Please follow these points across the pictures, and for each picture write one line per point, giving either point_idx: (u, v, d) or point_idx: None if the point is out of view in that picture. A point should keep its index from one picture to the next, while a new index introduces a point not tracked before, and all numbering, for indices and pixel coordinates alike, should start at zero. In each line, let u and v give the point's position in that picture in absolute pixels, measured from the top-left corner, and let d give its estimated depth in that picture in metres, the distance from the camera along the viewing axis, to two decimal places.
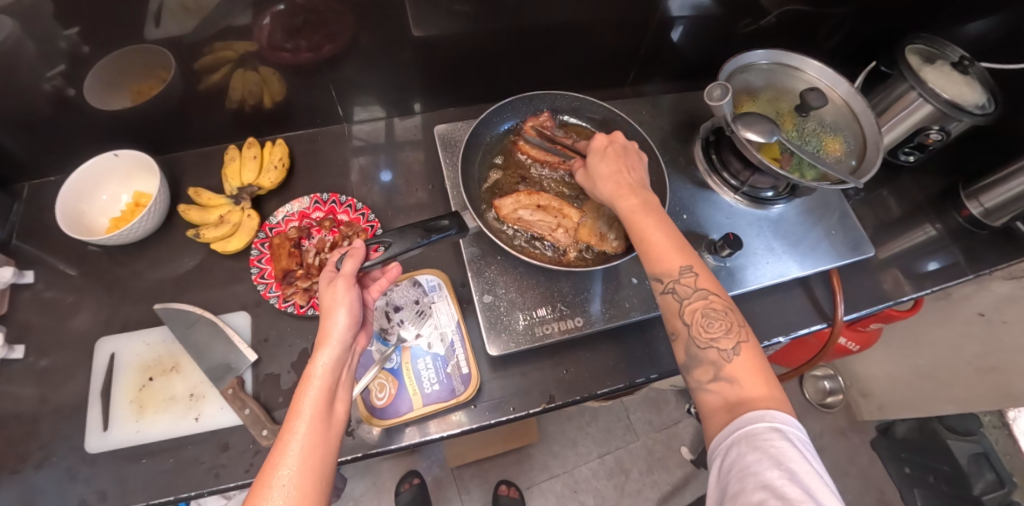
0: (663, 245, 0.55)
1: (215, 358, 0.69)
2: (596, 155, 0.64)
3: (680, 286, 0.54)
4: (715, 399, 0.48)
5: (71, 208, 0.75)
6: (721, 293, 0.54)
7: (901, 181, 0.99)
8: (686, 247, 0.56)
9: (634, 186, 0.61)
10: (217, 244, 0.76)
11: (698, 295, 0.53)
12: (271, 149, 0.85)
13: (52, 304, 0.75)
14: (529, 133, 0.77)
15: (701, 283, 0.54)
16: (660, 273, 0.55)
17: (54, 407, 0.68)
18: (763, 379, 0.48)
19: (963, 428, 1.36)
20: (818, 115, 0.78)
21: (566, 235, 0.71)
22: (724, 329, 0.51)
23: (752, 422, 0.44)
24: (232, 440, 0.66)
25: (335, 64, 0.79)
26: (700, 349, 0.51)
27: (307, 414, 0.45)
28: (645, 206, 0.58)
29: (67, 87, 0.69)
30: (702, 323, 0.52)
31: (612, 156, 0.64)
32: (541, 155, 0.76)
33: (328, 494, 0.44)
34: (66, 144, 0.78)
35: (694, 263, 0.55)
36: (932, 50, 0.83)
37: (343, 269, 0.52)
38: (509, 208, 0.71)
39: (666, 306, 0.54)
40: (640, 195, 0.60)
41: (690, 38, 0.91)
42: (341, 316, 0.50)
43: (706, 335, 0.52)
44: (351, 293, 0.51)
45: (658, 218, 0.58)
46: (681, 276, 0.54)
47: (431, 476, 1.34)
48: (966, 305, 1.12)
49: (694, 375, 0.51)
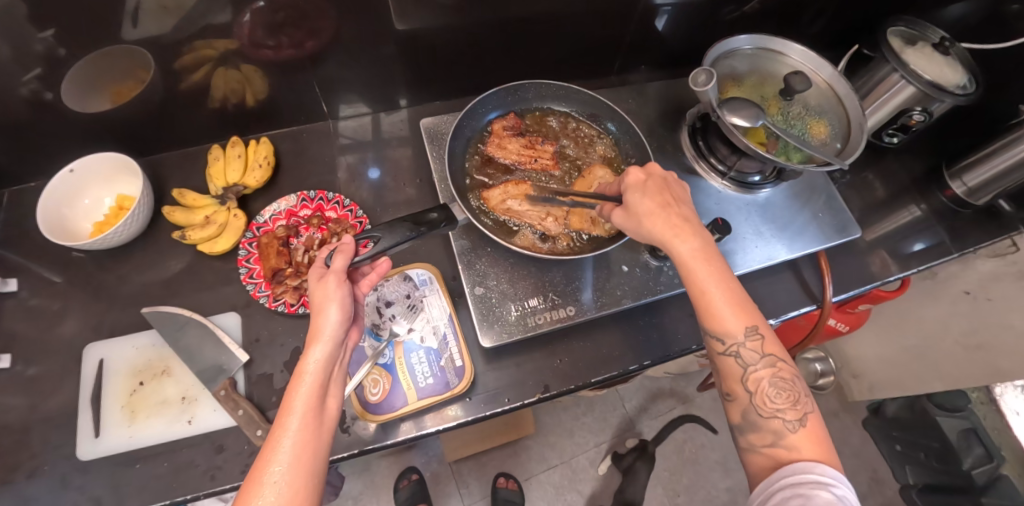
0: (726, 304, 0.53)
1: (207, 360, 0.68)
2: (635, 191, 0.58)
3: (744, 350, 0.52)
4: (766, 461, 0.49)
5: (54, 213, 0.74)
6: (786, 358, 0.53)
7: (887, 163, 1.00)
8: (748, 306, 0.54)
9: (691, 223, 0.56)
10: (204, 245, 0.75)
11: (763, 361, 0.52)
12: (255, 148, 0.84)
13: (37, 312, 0.74)
14: (501, 133, 0.77)
15: (768, 348, 0.52)
16: (722, 334, 0.53)
17: (44, 416, 0.67)
18: (821, 447, 0.48)
19: (952, 404, 1.35)
20: (803, 99, 0.78)
21: (556, 223, 0.70)
22: (790, 401, 0.51)
23: (800, 472, 0.46)
24: (227, 442, 0.66)
25: (319, 61, 0.78)
26: (761, 418, 0.50)
27: (299, 410, 0.45)
28: (705, 251, 0.55)
29: (44, 91, 0.67)
30: (766, 391, 0.51)
31: (654, 190, 0.58)
32: (514, 155, 0.75)
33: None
34: (44, 148, 0.76)
35: (758, 324, 0.53)
36: (913, 32, 0.85)
37: (333, 265, 0.51)
38: (497, 199, 0.71)
39: (726, 369, 0.53)
40: (698, 236, 0.56)
41: (676, 26, 0.91)
42: (332, 312, 0.49)
43: (769, 405, 0.51)
44: (343, 289, 0.50)
45: (718, 267, 0.54)
46: (745, 340, 0.52)
47: (429, 471, 1.34)
48: (953, 283, 1.14)
49: (750, 438, 0.51)
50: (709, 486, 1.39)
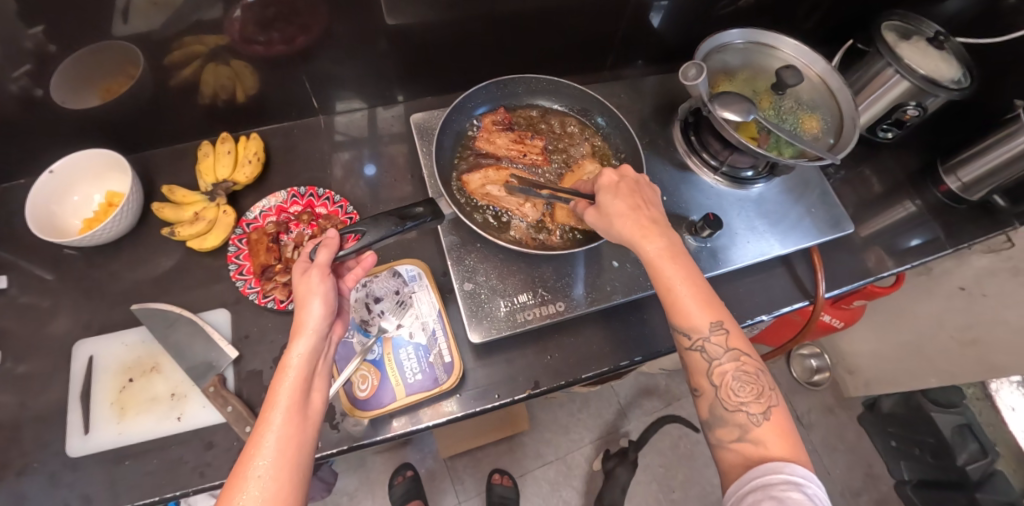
0: (691, 300, 0.53)
1: (196, 357, 0.68)
2: (608, 193, 0.60)
3: (709, 345, 0.52)
4: (735, 457, 0.49)
5: (43, 210, 0.74)
6: (751, 352, 0.53)
7: (882, 158, 1.00)
8: (713, 302, 0.54)
9: (659, 224, 0.57)
10: (193, 241, 0.75)
11: (728, 356, 0.52)
12: (246, 144, 0.83)
13: (27, 309, 0.74)
14: (490, 127, 0.76)
15: (732, 342, 0.52)
16: (688, 329, 0.53)
17: (34, 413, 0.67)
18: (789, 443, 0.48)
19: (947, 400, 1.37)
20: (795, 93, 0.78)
21: (534, 209, 0.70)
22: (754, 394, 0.51)
23: (770, 473, 0.45)
24: (216, 439, 0.66)
25: (309, 57, 0.77)
26: (727, 411, 0.51)
27: (283, 405, 0.44)
28: (670, 250, 0.55)
29: (33, 88, 0.67)
30: (731, 385, 0.52)
31: (626, 192, 0.59)
32: (502, 150, 0.75)
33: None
34: (33, 145, 0.76)
35: (724, 319, 0.53)
36: (908, 26, 0.84)
37: (317, 259, 0.51)
38: (477, 184, 0.71)
39: (692, 364, 0.53)
40: (664, 235, 0.56)
41: (670, 21, 0.90)
42: (315, 306, 0.49)
43: (734, 398, 0.51)
44: (327, 283, 0.50)
45: (684, 265, 0.55)
46: (710, 334, 0.52)
47: (424, 468, 1.34)
48: (948, 279, 1.14)
49: (716, 433, 0.51)
50: (704, 483, 1.39)
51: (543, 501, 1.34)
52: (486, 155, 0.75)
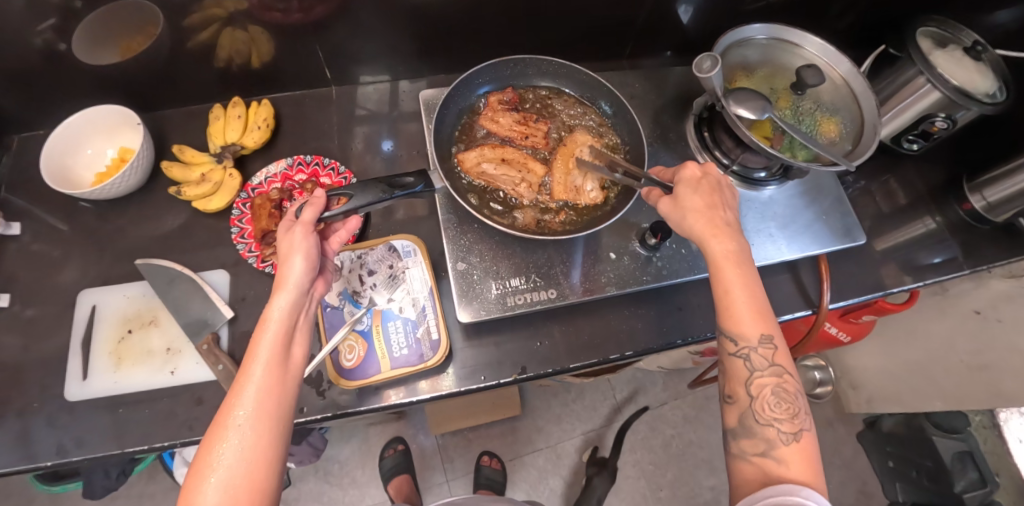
0: (745, 308, 0.52)
1: (192, 314, 0.69)
2: (688, 186, 0.58)
3: (754, 355, 0.51)
4: (752, 471, 0.48)
5: (57, 162, 0.76)
6: (794, 372, 0.52)
7: (904, 171, 0.96)
8: (767, 314, 0.52)
9: (731, 227, 0.55)
10: (198, 202, 0.76)
11: (771, 370, 0.51)
12: (256, 109, 0.84)
13: (38, 257, 0.76)
14: (494, 106, 0.75)
15: (778, 358, 0.51)
16: (736, 335, 0.52)
17: (37, 357, 0.69)
18: (812, 469, 0.47)
19: (950, 426, 1.32)
20: (815, 94, 0.76)
21: (528, 190, 0.70)
22: (789, 413, 0.49)
23: (781, 492, 0.44)
24: (206, 395, 0.67)
25: (324, 27, 0.77)
26: (758, 424, 0.49)
27: (263, 358, 0.45)
28: (737, 255, 0.54)
29: (57, 42, 0.68)
30: (767, 399, 0.50)
31: (707, 189, 0.57)
32: (502, 129, 0.74)
33: (281, 461, 0.44)
34: (53, 97, 0.77)
35: (774, 334, 0.52)
36: (945, 34, 0.81)
37: (301, 217, 0.53)
38: (473, 162, 0.70)
39: (732, 370, 0.52)
40: (734, 238, 0.55)
41: (694, 12, 0.88)
42: (297, 261, 0.50)
43: (768, 413, 0.50)
44: (309, 240, 0.52)
45: (747, 273, 0.53)
46: (757, 345, 0.51)
47: (416, 443, 1.36)
48: (963, 301, 1.11)
49: (741, 443, 0.50)
50: (694, 484, 1.39)
51: (530, 486, 1.35)
52: (487, 135, 0.75)
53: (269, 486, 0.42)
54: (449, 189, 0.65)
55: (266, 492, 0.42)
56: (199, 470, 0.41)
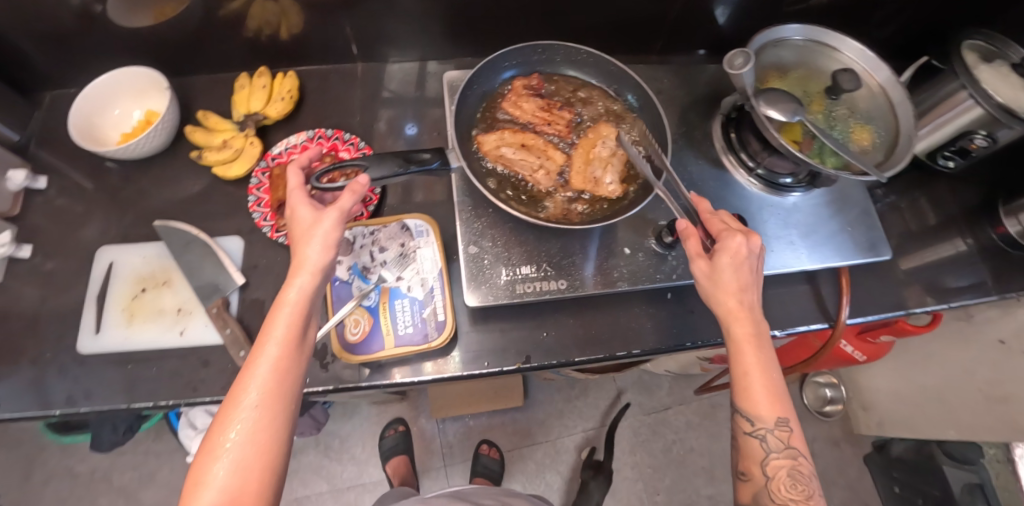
0: (762, 389, 0.50)
1: (204, 278, 0.70)
2: (726, 257, 0.53)
3: (769, 437, 0.50)
4: None
5: (85, 120, 0.77)
6: (807, 454, 0.51)
7: (938, 188, 0.93)
8: (783, 397, 0.51)
9: (754, 309, 0.53)
10: (219, 168, 0.77)
11: (787, 452, 0.50)
12: (281, 80, 0.84)
13: (61, 212, 0.77)
14: (518, 91, 0.75)
15: (793, 441, 0.50)
16: (752, 416, 0.51)
17: (53, 308, 0.71)
18: None
19: (963, 456, 1.27)
20: (850, 100, 0.73)
21: (546, 178, 0.69)
22: (804, 495, 0.48)
23: None
24: (212, 358, 0.68)
25: (354, 3, 0.77)
26: (771, 505, 0.49)
27: (278, 338, 0.45)
28: (757, 339, 0.52)
29: (93, 3, 0.69)
30: (783, 479, 0.50)
31: (743, 268, 0.53)
32: (524, 114, 0.74)
33: (289, 438, 0.45)
34: (85, 57, 0.79)
35: (790, 417, 0.51)
36: (993, 48, 0.77)
37: (340, 202, 0.52)
38: (492, 145, 0.70)
39: (747, 448, 0.51)
40: (755, 320, 0.53)
41: (731, 10, 0.85)
42: (315, 244, 0.50)
43: (785, 493, 0.49)
44: (338, 231, 0.52)
45: (766, 357, 0.52)
46: (772, 428, 0.50)
47: (417, 425, 1.37)
48: (988, 330, 1.04)
49: None
50: (692, 491, 1.37)
51: (527, 479, 1.35)
52: (509, 120, 0.74)
53: (279, 464, 0.43)
54: (465, 169, 0.64)
55: (275, 472, 0.42)
56: (210, 448, 0.41)
